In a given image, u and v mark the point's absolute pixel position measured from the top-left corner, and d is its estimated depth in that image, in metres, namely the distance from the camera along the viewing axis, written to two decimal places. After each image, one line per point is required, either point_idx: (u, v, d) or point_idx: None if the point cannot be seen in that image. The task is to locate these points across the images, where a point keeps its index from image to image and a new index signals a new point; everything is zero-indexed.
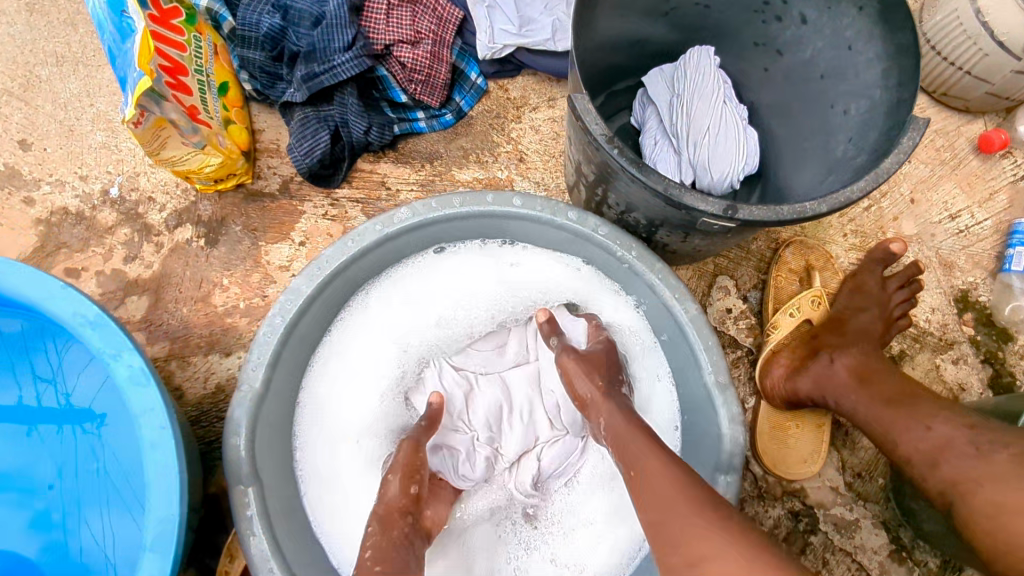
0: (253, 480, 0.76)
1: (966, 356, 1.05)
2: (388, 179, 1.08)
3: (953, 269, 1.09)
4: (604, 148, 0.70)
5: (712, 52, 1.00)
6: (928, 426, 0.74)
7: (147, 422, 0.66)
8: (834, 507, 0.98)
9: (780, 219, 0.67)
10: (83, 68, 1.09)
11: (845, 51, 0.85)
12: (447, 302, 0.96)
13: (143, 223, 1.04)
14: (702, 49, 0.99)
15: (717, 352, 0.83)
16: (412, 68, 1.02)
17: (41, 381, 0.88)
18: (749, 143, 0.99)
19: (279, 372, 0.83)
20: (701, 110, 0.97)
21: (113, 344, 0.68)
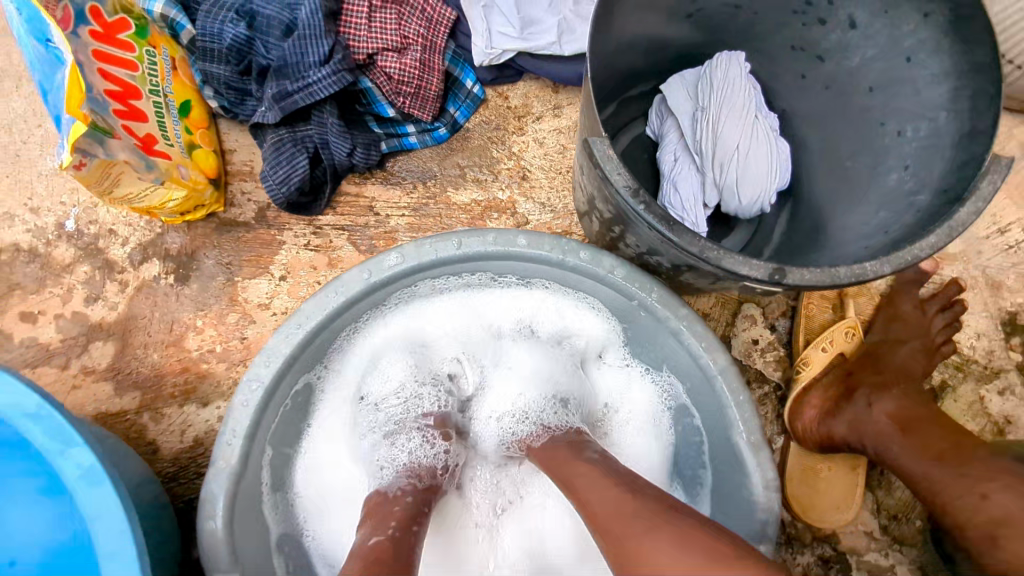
0: (234, 567, 0.69)
1: (1013, 386, 0.97)
2: (377, 203, 0.96)
3: (1001, 290, 0.99)
4: (629, 201, 0.59)
5: (743, 59, 0.87)
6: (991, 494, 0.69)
7: (103, 526, 0.58)
8: (868, 553, 0.93)
9: (835, 283, 0.57)
10: (27, 83, 0.96)
11: (903, 62, 0.73)
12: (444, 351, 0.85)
13: (104, 258, 0.93)
14: (732, 55, 0.86)
15: (749, 408, 0.75)
16: (398, 79, 0.90)
17: None
18: (784, 161, 0.88)
19: (260, 439, 0.74)
20: (731, 127, 0.84)
21: (59, 438, 0.59)
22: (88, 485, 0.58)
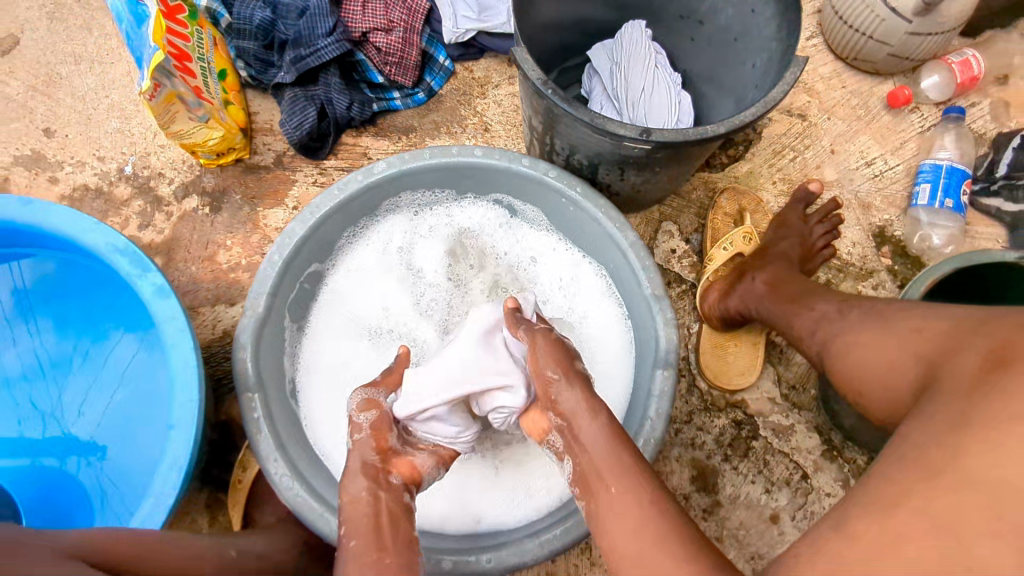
0: (257, 387, 0.89)
1: (884, 283, 1.19)
2: (370, 151, 1.22)
3: (871, 209, 1.24)
4: (542, 90, 0.85)
5: (643, 26, 1.16)
6: (819, 309, 0.88)
7: (170, 326, 0.81)
8: (772, 414, 1.13)
9: (686, 140, 0.83)
10: (98, 66, 1.23)
11: (750, 14, 1.00)
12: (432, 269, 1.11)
13: (154, 195, 1.18)
14: (634, 23, 1.16)
15: (654, 270, 0.96)
16: (386, 51, 1.18)
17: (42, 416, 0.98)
18: (681, 100, 1.15)
19: (278, 301, 0.96)
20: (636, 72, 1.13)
21: (139, 266, 0.83)
22: (159, 297, 0.82)
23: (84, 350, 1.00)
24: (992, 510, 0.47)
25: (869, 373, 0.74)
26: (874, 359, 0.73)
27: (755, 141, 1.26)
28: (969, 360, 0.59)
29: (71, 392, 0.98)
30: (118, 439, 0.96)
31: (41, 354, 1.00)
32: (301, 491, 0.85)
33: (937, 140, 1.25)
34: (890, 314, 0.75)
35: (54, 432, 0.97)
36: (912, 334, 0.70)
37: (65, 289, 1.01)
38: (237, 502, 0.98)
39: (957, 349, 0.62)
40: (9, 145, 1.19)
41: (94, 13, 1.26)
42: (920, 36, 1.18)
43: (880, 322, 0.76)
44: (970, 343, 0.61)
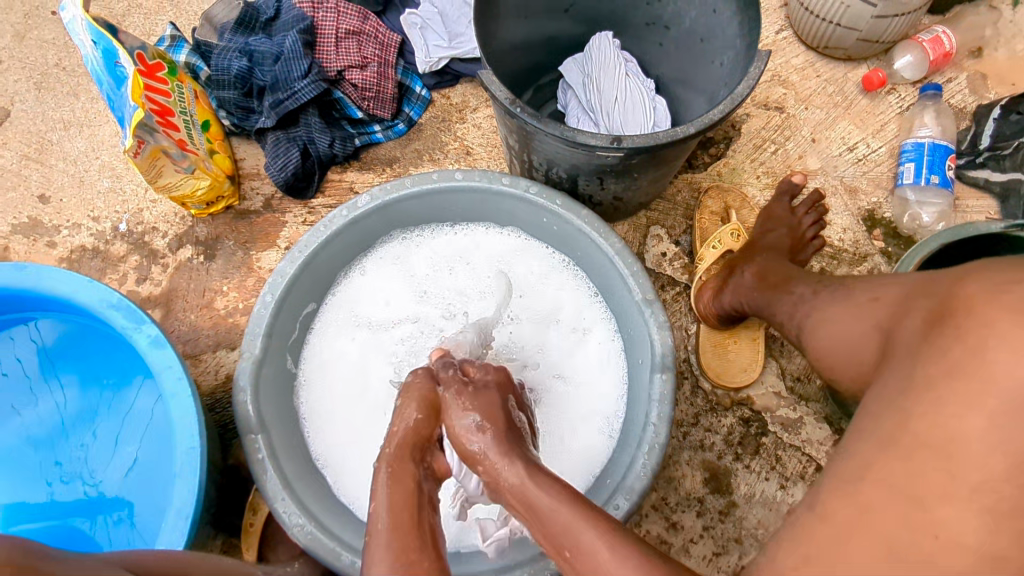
0: (259, 428, 0.90)
1: (879, 266, 1.19)
2: (355, 185, 1.24)
3: (858, 193, 1.24)
4: (511, 110, 0.87)
5: (611, 37, 1.18)
6: (796, 292, 0.92)
7: (168, 375, 0.82)
8: (779, 409, 1.12)
9: (657, 143, 0.84)
10: (86, 129, 1.27)
11: (712, 15, 1.01)
12: (410, 290, 1.10)
13: (149, 249, 1.20)
14: (602, 35, 1.17)
15: (642, 274, 0.96)
16: (362, 87, 1.20)
17: (66, 481, 0.97)
18: (657, 106, 1.16)
19: (275, 340, 0.97)
20: (608, 82, 1.14)
21: (134, 319, 0.84)
22: (155, 347, 0.83)
23: (107, 401, 1.00)
24: (947, 472, 0.51)
25: (834, 345, 0.79)
26: (837, 334, 0.79)
27: (735, 137, 1.27)
28: (915, 323, 0.64)
29: (96, 448, 0.98)
30: (145, 498, 0.94)
31: (60, 418, 1.00)
32: (311, 528, 0.85)
33: (916, 118, 1.26)
34: (856, 287, 0.81)
35: (84, 491, 0.96)
36: (871, 304, 0.76)
37: (76, 348, 1.01)
38: (250, 546, 0.98)
39: (909, 312, 0.67)
40: (7, 215, 1.22)
41: (79, 78, 1.30)
42: (887, 19, 1.19)
43: (846, 294, 0.81)
44: (919, 306, 0.66)
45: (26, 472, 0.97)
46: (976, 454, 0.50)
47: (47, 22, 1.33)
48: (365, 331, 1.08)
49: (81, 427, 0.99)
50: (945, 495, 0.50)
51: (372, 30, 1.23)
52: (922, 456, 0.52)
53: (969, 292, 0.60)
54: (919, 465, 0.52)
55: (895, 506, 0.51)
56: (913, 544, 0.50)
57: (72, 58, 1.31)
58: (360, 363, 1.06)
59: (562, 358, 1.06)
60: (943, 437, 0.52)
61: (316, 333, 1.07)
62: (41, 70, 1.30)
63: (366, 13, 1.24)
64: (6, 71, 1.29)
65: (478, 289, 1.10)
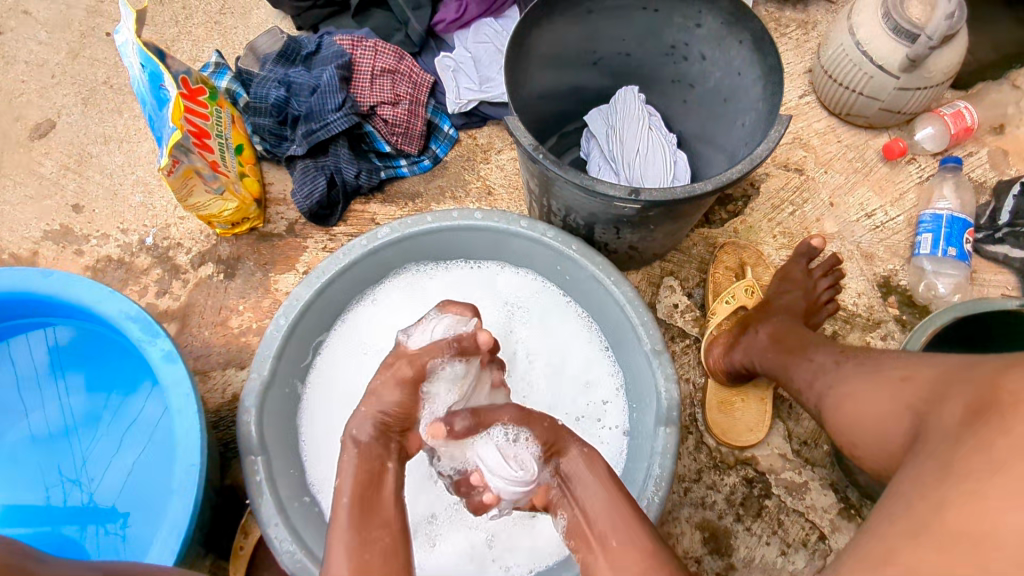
0: (259, 450, 0.90)
1: (892, 333, 1.18)
2: (377, 217, 1.27)
3: (873, 259, 1.24)
4: (534, 156, 0.89)
5: (637, 91, 1.22)
6: (815, 359, 0.92)
7: (175, 390, 0.83)
8: (784, 471, 1.10)
9: (674, 198, 0.86)
10: (126, 145, 1.32)
11: (736, 77, 1.05)
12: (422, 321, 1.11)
13: (172, 264, 1.23)
14: (628, 88, 1.21)
15: (652, 325, 0.96)
16: (392, 123, 1.24)
17: (67, 479, 0.98)
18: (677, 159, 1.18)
19: (284, 364, 0.98)
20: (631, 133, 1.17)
21: (150, 332, 0.86)
22: (166, 362, 0.84)
23: (114, 407, 1.01)
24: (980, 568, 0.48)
25: (860, 424, 0.78)
26: (863, 412, 0.78)
27: (753, 196, 1.28)
28: (955, 409, 0.63)
29: (95, 454, 0.99)
30: (142, 505, 0.95)
31: (72, 411, 1.01)
32: (300, 556, 0.85)
33: (936, 189, 1.26)
34: (881, 362, 0.81)
35: (78, 497, 0.96)
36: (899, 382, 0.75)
37: (87, 349, 1.03)
38: (238, 569, 0.96)
39: (945, 396, 0.66)
40: (41, 221, 1.26)
41: (125, 97, 1.36)
42: (909, 91, 1.21)
43: (871, 368, 0.82)
44: (954, 389, 0.66)
45: (30, 466, 0.99)
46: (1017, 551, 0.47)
47: (100, 43, 1.40)
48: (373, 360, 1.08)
49: (92, 421, 1.01)
50: None
51: (407, 69, 1.27)
52: (957, 548, 0.50)
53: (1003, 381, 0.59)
54: (956, 561, 0.49)
55: None
56: None
57: (120, 77, 1.37)
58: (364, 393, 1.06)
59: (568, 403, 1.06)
60: (983, 530, 0.49)
61: (323, 359, 1.07)
62: (90, 86, 1.36)
63: (402, 53, 1.28)
64: (57, 85, 1.36)
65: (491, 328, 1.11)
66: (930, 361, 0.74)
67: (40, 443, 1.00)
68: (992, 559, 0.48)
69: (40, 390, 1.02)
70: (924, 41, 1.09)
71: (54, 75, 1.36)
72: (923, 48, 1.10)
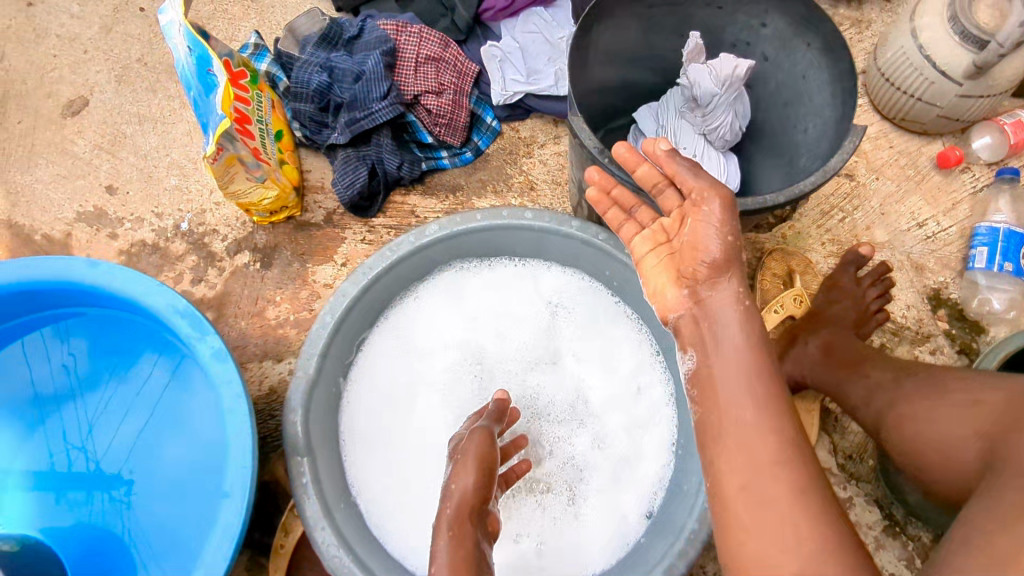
0: (306, 452, 0.89)
1: (942, 347, 1.16)
2: (417, 209, 1.24)
3: (925, 271, 1.21)
4: (598, 158, 0.88)
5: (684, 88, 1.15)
6: (872, 377, 0.91)
7: (226, 392, 0.80)
8: (829, 486, 1.07)
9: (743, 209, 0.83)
10: (160, 125, 1.29)
11: (800, 80, 1.02)
12: (464, 320, 1.08)
13: (208, 251, 1.21)
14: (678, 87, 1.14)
15: None
16: (436, 113, 1.21)
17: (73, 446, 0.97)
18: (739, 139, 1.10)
19: (329, 362, 0.96)
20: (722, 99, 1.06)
21: (198, 329, 0.83)
22: (216, 361, 0.82)
23: (121, 374, 1.00)
24: None
25: (931, 448, 0.78)
26: (936, 434, 0.78)
27: (803, 201, 1.25)
28: None
29: (121, 448, 0.97)
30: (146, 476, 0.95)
31: (77, 375, 1.00)
32: (348, 562, 0.84)
33: (991, 201, 1.23)
34: (951, 388, 0.79)
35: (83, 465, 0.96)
36: (975, 408, 0.74)
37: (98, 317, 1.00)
38: (279, 567, 0.94)
39: None
40: (74, 203, 1.23)
41: (159, 75, 1.32)
42: (971, 99, 1.17)
43: (941, 394, 0.80)
44: None
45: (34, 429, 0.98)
46: None
47: (133, 18, 1.35)
48: (414, 360, 1.06)
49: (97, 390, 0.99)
50: None
51: (452, 58, 1.24)
52: None
53: None
54: None
55: None
56: None
57: (154, 55, 1.33)
58: (405, 389, 1.04)
59: (614, 410, 1.03)
60: None
61: (366, 355, 1.04)
62: (123, 63, 1.32)
63: (447, 41, 1.24)
64: (90, 61, 1.32)
65: (535, 330, 1.08)
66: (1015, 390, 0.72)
67: (44, 407, 0.99)
68: None
69: (44, 352, 1.00)
70: (995, 48, 1.04)
71: (86, 50, 1.33)
72: (993, 55, 1.05)
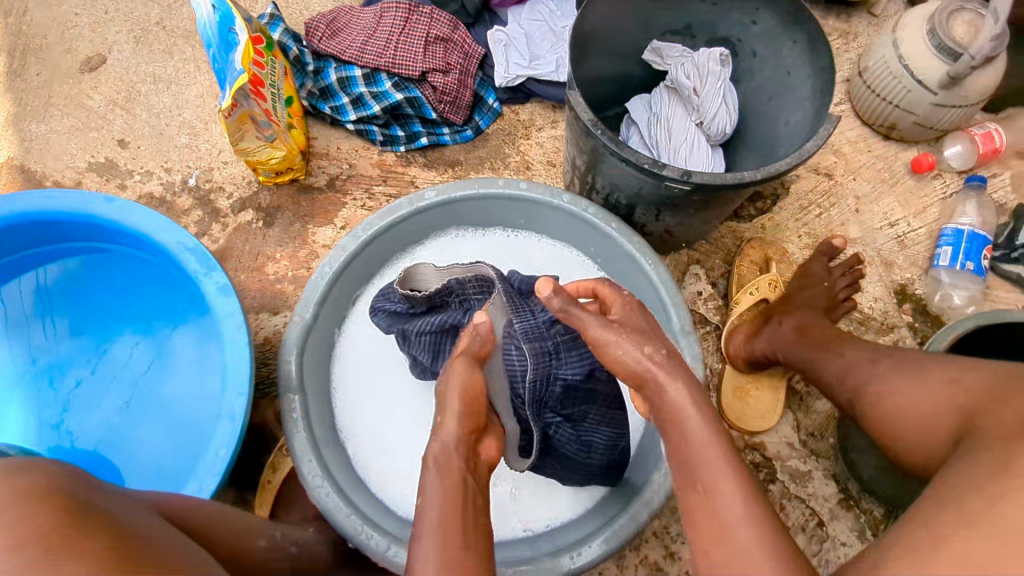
0: (299, 390, 0.94)
1: (904, 338, 1.23)
2: (417, 179, 1.30)
3: (893, 267, 1.28)
4: (591, 131, 0.92)
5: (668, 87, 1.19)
6: (844, 353, 0.94)
7: (229, 323, 0.86)
8: (790, 459, 1.15)
9: (723, 183, 0.89)
10: (174, 86, 1.34)
11: (785, 76, 1.08)
12: None
13: (213, 207, 1.26)
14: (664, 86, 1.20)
15: (684, 307, 0.99)
16: (441, 91, 1.27)
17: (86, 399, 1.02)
18: (726, 129, 1.14)
19: (326, 310, 1.02)
20: (710, 92, 1.13)
21: (206, 264, 0.88)
22: (221, 294, 0.87)
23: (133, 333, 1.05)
24: None
25: (900, 416, 0.79)
26: (908, 406, 0.78)
27: (783, 195, 1.32)
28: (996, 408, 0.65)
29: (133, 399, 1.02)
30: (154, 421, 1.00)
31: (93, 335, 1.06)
32: (330, 492, 0.88)
33: (959, 206, 1.30)
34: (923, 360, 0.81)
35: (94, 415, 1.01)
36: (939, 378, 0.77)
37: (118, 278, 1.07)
38: (264, 501, 1.01)
39: (985, 394, 0.69)
40: (85, 153, 1.28)
41: (176, 39, 1.37)
42: (944, 108, 1.24)
43: (908, 366, 0.82)
44: (995, 389, 0.68)
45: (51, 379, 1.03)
46: None
47: None
48: None
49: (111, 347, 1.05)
50: None
51: (460, 40, 1.30)
52: None
53: None
54: None
55: None
56: None
57: (173, 19, 1.38)
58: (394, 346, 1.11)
59: None
60: None
61: (361, 310, 1.10)
62: (143, 26, 1.37)
63: (456, 24, 1.31)
64: (110, 21, 1.37)
65: None
66: (969, 360, 0.76)
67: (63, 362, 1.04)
68: None
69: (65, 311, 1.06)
70: (967, 61, 1.12)
71: (107, 11, 1.38)
72: (965, 66, 1.13)
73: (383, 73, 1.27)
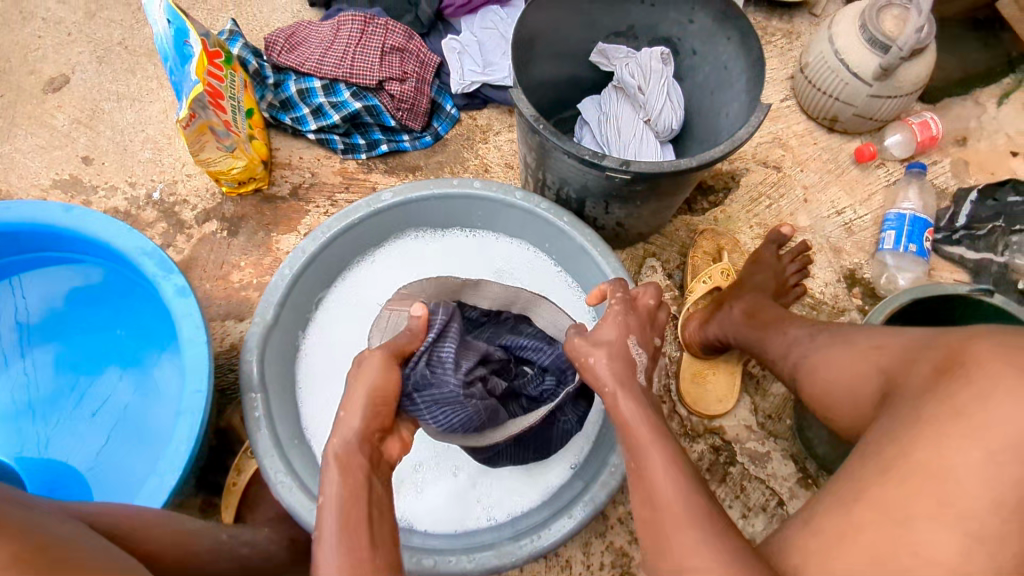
0: (260, 389, 0.96)
1: (855, 320, 1.27)
2: (378, 185, 1.33)
3: (842, 253, 1.33)
4: (535, 126, 0.96)
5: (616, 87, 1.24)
6: (789, 333, 0.99)
7: (187, 323, 0.88)
8: (749, 441, 1.18)
9: (662, 170, 0.93)
10: (137, 103, 1.36)
11: (723, 71, 1.13)
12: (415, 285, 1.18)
13: (177, 219, 1.28)
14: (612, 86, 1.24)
15: None
16: (399, 99, 1.31)
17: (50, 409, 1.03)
18: (673, 125, 1.19)
19: (287, 312, 1.04)
20: (656, 90, 1.18)
21: (164, 268, 0.91)
22: (178, 296, 0.89)
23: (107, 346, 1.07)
24: (939, 500, 0.55)
25: (835, 386, 0.85)
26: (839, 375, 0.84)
27: (734, 188, 1.37)
28: (921, 370, 0.69)
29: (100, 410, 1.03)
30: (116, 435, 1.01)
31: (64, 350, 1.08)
32: (292, 487, 0.90)
33: (901, 192, 1.36)
34: (852, 334, 0.88)
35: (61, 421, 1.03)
36: (873, 351, 0.81)
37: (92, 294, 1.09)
38: (230, 503, 1.02)
39: (912, 359, 0.73)
40: (50, 171, 1.30)
41: (139, 58, 1.40)
42: (880, 99, 1.30)
43: (843, 338, 0.88)
44: (921, 353, 0.72)
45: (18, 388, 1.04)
46: (973, 485, 0.55)
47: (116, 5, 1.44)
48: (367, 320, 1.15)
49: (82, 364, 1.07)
50: (935, 517, 0.55)
51: (415, 49, 1.35)
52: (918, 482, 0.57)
53: (970, 345, 0.65)
54: (916, 493, 0.56)
55: (881, 524, 0.56)
56: (895, 559, 0.55)
57: (136, 39, 1.42)
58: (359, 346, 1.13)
59: None
60: (938, 464, 0.57)
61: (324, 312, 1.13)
62: (106, 46, 1.40)
63: (411, 34, 1.36)
64: (73, 43, 1.40)
65: None
66: (901, 331, 0.80)
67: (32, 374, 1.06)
68: (952, 493, 0.55)
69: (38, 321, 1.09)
70: (896, 52, 1.19)
71: (69, 32, 1.41)
72: (896, 58, 1.19)
73: (341, 83, 1.30)
